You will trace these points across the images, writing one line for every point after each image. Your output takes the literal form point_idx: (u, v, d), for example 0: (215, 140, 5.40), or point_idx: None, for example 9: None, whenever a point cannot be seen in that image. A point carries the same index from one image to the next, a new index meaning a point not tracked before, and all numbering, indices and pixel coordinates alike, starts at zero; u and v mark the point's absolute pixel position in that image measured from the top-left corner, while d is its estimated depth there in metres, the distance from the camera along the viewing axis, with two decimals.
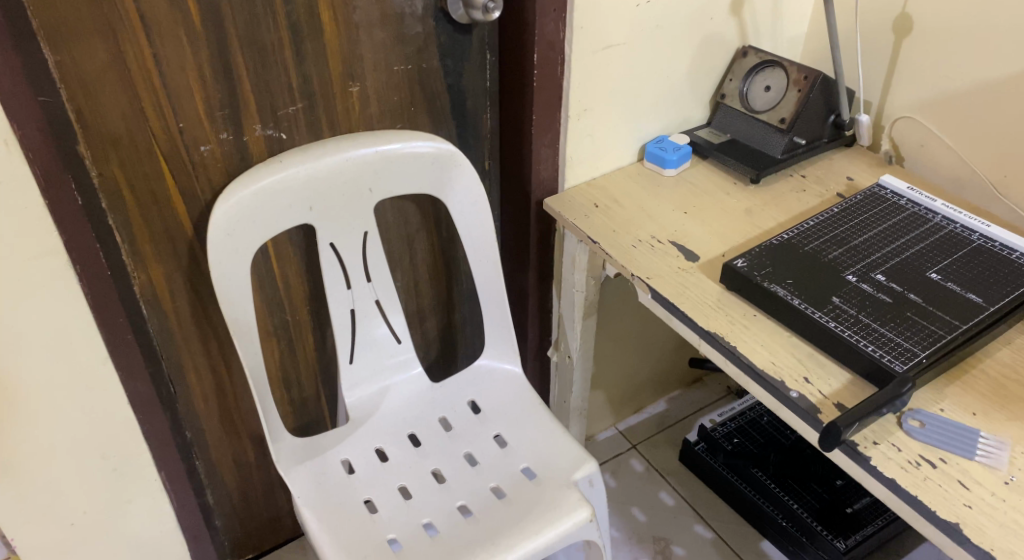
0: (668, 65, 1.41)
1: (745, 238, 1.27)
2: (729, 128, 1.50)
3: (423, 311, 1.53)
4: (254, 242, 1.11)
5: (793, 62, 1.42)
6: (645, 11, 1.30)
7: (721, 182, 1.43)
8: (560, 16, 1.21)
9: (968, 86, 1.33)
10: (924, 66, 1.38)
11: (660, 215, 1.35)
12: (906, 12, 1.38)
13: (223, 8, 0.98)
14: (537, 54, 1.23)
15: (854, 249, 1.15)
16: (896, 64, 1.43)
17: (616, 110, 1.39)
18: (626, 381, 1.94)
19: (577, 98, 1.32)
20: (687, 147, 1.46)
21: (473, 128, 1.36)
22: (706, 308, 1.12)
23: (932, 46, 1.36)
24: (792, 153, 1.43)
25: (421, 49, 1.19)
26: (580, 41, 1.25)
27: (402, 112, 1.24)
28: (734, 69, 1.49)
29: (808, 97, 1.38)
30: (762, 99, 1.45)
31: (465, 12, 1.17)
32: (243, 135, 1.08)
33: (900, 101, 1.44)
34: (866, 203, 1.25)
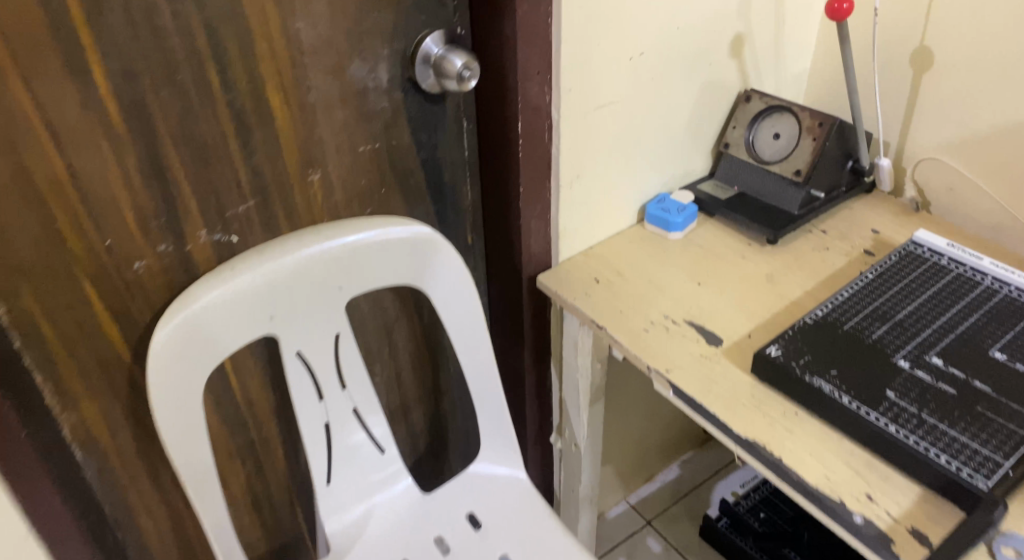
0: (666, 119, 1.27)
1: (770, 313, 1.13)
2: (737, 180, 1.36)
3: (409, 405, 1.36)
4: (206, 365, 0.94)
5: (803, 107, 1.29)
6: (640, 65, 1.15)
7: (735, 244, 1.28)
8: (546, 79, 1.06)
9: (1002, 127, 1.20)
10: (948, 105, 1.26)
11: (671, 287, 1.19)
12: (924, 45, 1.26)
13: (150, 104, 0.82)
14: (522, 123, 1.08)
15: (900, 325, 1.00)
16: (917, 102, 1.30)
17: (612, 171, 1.25)
18: (635, 452, 1.77)
19: (568, 164, 1.17)
20: (692, 206, 1.32)
21: (453, 202, 1.21)
22: (740, 407, 0.97)
23: (957, 83, 1.23)
24: (809, 207, 1.29)
25: (388, 124, 1.04)
26: (569, 105, 1.10)
27: (372, 194, 1.08)
28: (738, 116, 1.35)
29: (824, 146, 1.25)
30: (771, 147, 1.31)
31: (437, 81, 1.02)
32: (186, 244, 0.91)
33: (922, 142, 1.31)
34: (903, 266, 1.11)
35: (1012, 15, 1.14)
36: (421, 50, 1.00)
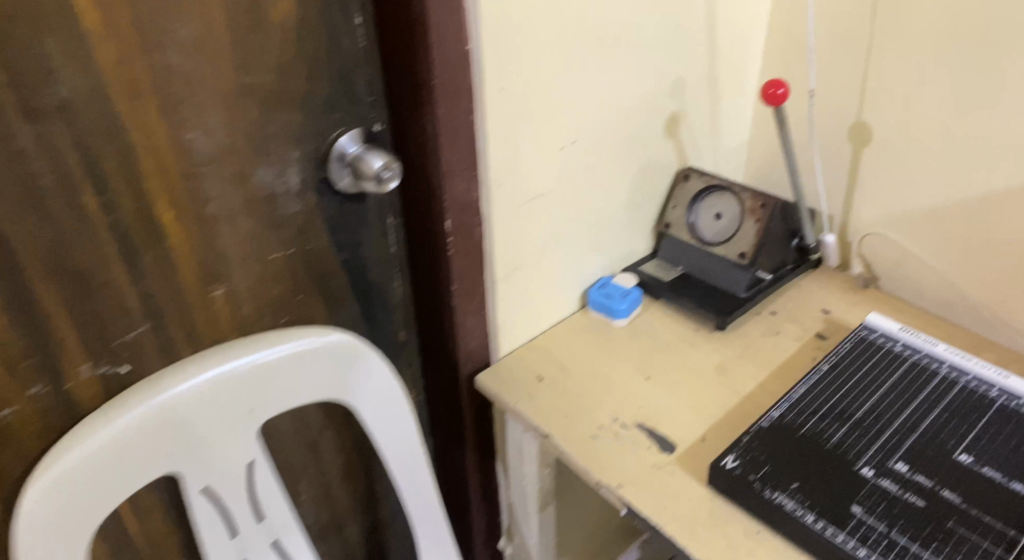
0: (604, 203, 1.21)
1: (724, 410, 1.06)
2: (681, 260, 1.30)
3: (342, 519, 1.24)
4: (92, 519, 0.82)
5: (744, 186, 1.25)
6: (573, 153, 1.09)
7: (684, 330, 1.22)
8: (473, 174, 0.98)
9: (944, 204, 1.18)
10: (889, 180, 1.24)
11: (619, 384, 1.12)
12: (861, 121, 1.24)
13: (13, 234, 0.72)
14: (450, 220, 0.99)
15: (860, 425, 0.95)
16: (858, 178, 1.27)
17: (550, 260, 1.17)
18: (591, 540, 1.68)
19: (503, 258, 1.09)
20: (636, 291, 1.24)
21: (382, 302, 1.09)
22: (698, 527, 0.89)
23: (897, 160, 1.21)
24: (757, 289, 1.24)
25: (303, 229, 0.93)
26: (500, 199, 1.03)
27: (286, 304, 0.96)
28: (677, 196, 1.30)
29: (768, 227, 1.21)
30: (713, 228, 1.27)
31: (354, 181, 0.93)
32: (64, 381, 0.81)
33: (866, 217, 1.29)
34: (857, 354, 1.07)
35: (947, 93, 1.12)
36: (336, 148, 0.91)
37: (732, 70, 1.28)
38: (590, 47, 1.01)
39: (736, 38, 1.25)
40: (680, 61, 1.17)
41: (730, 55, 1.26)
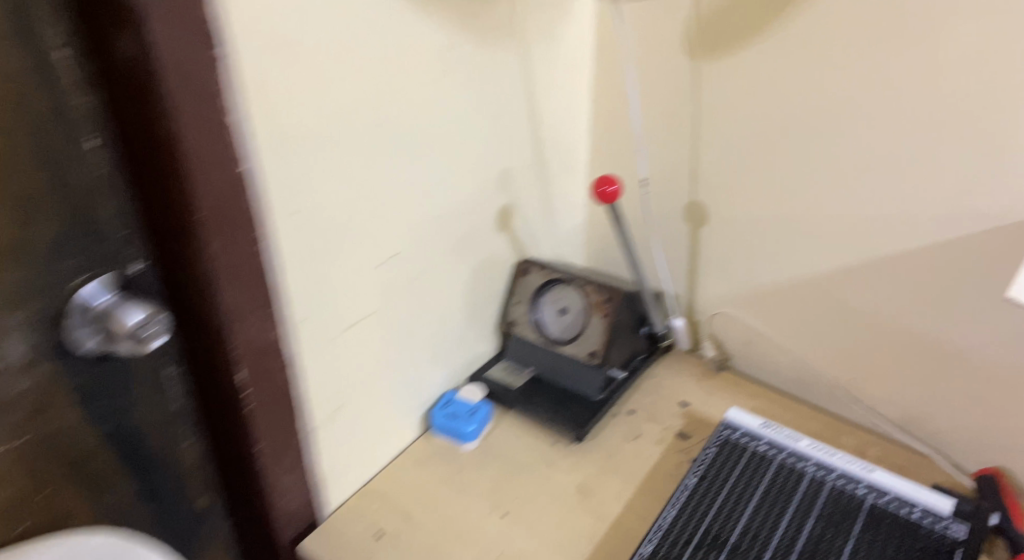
0: (438, 312, 1.04)
1: (590, 544, 0.94)
2: (531, 360, 1.15)
3: None
4: None
5: (587, 277, 1.14)
6: (395, 267, 0.93)
7: (540, 446, 1.09)
8: (268, 312, 0.79)
9: (784, 280, 1.18)
10: (728, 260, 1.22)
11: (472, 527, 0.96)
12: (695, 200, 1.21)
13: None
14: (246, 369, 0.79)
15: (737, 553, 0.89)
16: (699, 259, 1.25)
17: (380, 389, 0.99)
18: None
19: (320, 399, 0.89)
20: (484, 407, 1.10)
21: (166, 471, 0.84)
22: None
23: (733, 240, 1.20)
24: (611, 388, 1.13)
25: (37, 409, 0.72)
26: (309, 334, 0.84)
27: (23, 507, 0.74)
28: (519, 291, 1.16)
29: (616, 322, 1.10)
30: (558, 325, 1.14)
31: (101, 341, 0.72)
32: None
33: (711, 295, 1.27)
34: (724, 460, 1.01)
35: (774, 173, 1.12)
36: (76, 299, 0.71)
37: (560, 152, 1.18)
38: (399, 149, 0.87)
39: (563, 119, 1.16)
40: (505, 151, 1.06)
41: (557, 137, 1.16)
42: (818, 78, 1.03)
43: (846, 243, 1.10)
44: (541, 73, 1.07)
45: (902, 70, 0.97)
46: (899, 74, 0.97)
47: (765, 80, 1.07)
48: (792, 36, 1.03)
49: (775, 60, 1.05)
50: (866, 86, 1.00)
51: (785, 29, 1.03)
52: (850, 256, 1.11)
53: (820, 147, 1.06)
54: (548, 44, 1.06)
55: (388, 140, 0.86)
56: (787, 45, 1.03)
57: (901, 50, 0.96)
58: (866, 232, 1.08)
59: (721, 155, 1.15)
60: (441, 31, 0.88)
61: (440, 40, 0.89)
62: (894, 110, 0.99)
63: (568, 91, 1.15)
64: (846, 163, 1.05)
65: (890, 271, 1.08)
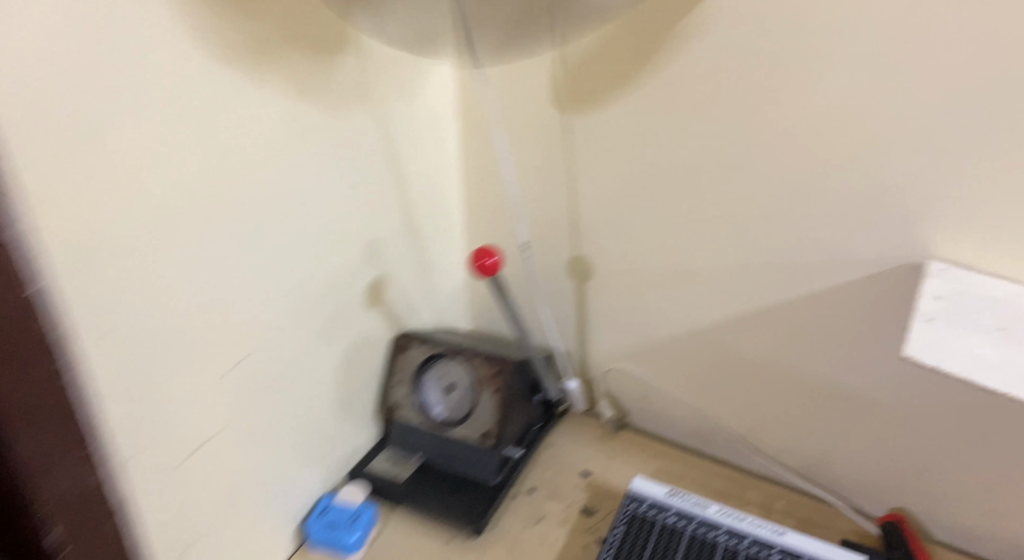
0: (307, 410, 0.92)
1: None
2: (419, 446, 1.04)
3: None
4: None
5: (474, 349, 1.04)
6: (248, 372, 0.82)
7: (434, 543, 0.98)
8: (83, 454, 0.65)
9: (676, 332, 1.13)
10: (618, 314, 1.17)
11: None
12: (579, 254, 1.15)
13: None
14: (62, 526, 0.64)
15: None
16: (588, 314, 1.19)
17: (243, 509, 0.86)
18: None
19: (166, 539, 0.76)
20: (366, 511, 0.98)
21: None
22: None
23: (621, 294, 1.15)
24: (508, 469, 1.03)
25: None
26: (143, 469, 0.72)
27: None
28: (399, 370, 1.04)
29: (510, 397, 1.01)
30: (446, 404, 1.03)
31: None
32: None
33: (604, 351, 1.21)
34: (634, 541, 0.93)
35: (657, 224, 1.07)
36: None
37: (433, 214, 1.09)
38: (236, 238, 0.77)
39: (432, 182, 1.07)
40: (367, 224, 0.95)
41: (428, 198, 1.07)
42: (688, 132, 0.99)
43: (733, 296, 1.06)
44: (401, 137, 0.98)
45: (773, 122, 0.94)
46: (771, 125, 0.94)
47: (637, 135, 1.02)
48: (658, 90, 0.98)
49: (643, 114, 1.00)
50: (738, 138, 0.96)
51: (651, 83, 0.98)
52: (739, 308, 1.07)
53: (699, 200, 1.03)
54: (405, 106, 0.97)
55: (218, 235, 0.75)
56: (654, 99, 0.99)
57: (770, 102, 0.93)
58: (752, 283, 1.04)
59: (603, 207, 1.10)
60: (275, 105, 0.79)
61: (276, 115, 0.79)
62: (768, 161, 0.96)
63: (433, 152, 1.05)
64: (728, 212, 1.02)
65: (778, 320, 1.05)
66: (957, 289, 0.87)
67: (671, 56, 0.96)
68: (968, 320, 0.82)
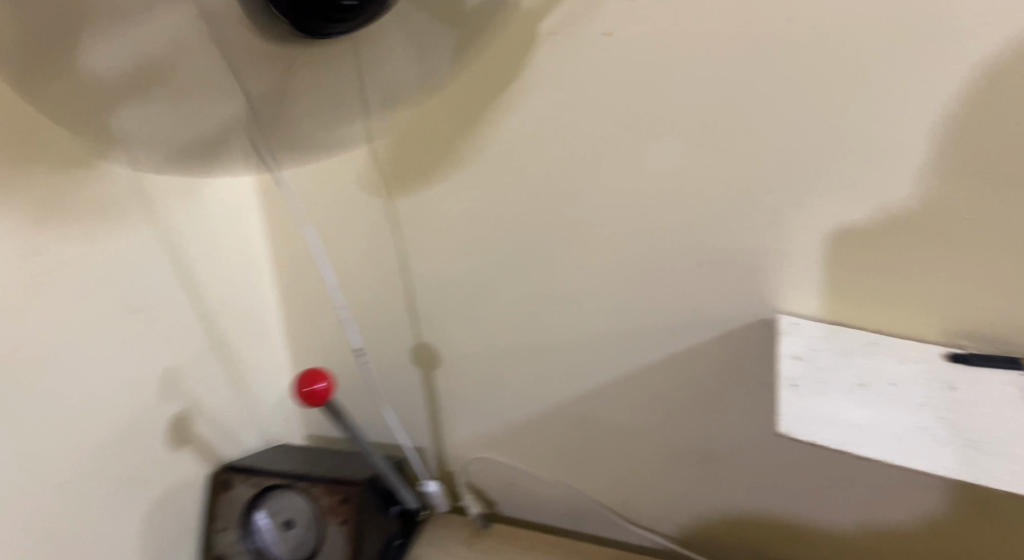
0: None
1: None
2: None
3: None
4: None
5: (314, 474, 0.92)
6: None
7: None
8: None
9: (533, 413, 1.05)
10: (471, 400, 1.07)
11: None
12: (421, 341, 1.06)
13: None
14: None
15: None
16: (438, 404, 1.09)
17: None
18: None
19: None
20: None
21: None
22: None
23: (470, 379, 1.06)
24: None
25: None
26: None
27: None
28: (223, 514, 0.94)
29: (360, 526, 0.90)
30: (285, 543, 0.92)
31: None
32: None
33: (460, 441, 1.11)
34: None
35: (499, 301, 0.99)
36: None
37: (237, 326, 1.00)
38: None
39: (233, 295, 0.99)
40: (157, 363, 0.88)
41: (227, 310, 0.98)
42: (520, 204, 0.92)
43: (586, 370, 1.00)
44: (189, 260, 0.91)
45: (604, 187, 0.88)
46: (601, 191, 0.89)
47: (465, 210, 0.95)
48: (483, 162, 0.91)
49: (470, 187, 0.93)
50: (571, 207, 0.91)
51: (475, 156, 0.91)
52: (594, 381, 1.00)
53: (539, 274, 0.96)
54: (187, 228, 0.91)
55: None
56: (480, 172, 0.92)
57: (596, 167, 0.87)
58: (605, 354, 0.98)
59: (438, 289, 1.01)
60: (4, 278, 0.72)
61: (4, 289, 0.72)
62: (604, 228, 0.91)
63: (230, 264, 0.98)
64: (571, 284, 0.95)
65: (636, 390, 0.99)
66: (812, 348, 0.84)
67: (491, 127, 0.89)
68: (832, 382, 0.80)
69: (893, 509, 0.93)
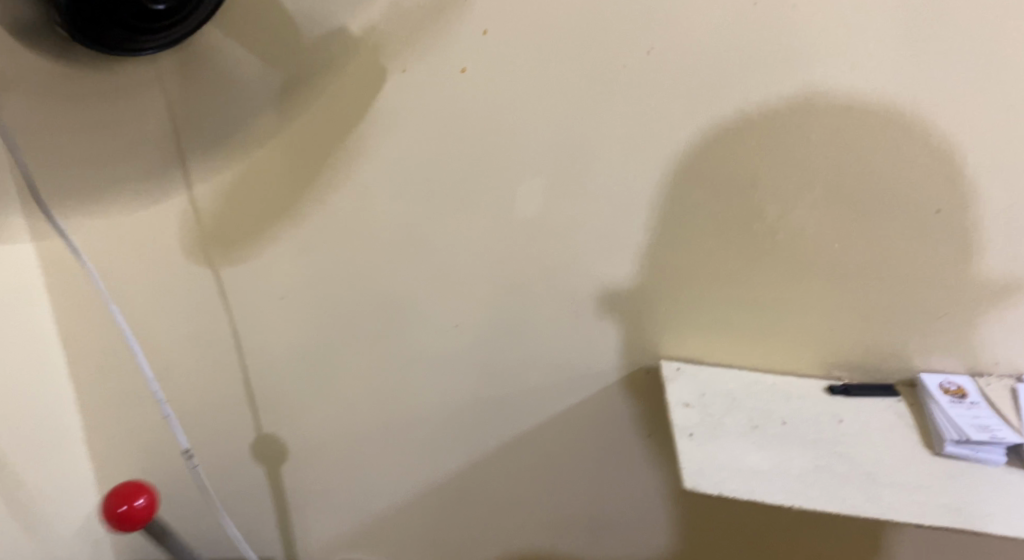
0: None
1: None
2: None
3: None
4: None
5: None
6: None
7: None
8: None
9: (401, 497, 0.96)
10: (328, 490, 0.95)
11: None
12: (264, 432, 0.92)
13: None
14: None
15: None
16: (288, 499, 0.96)
17: None
18: None
19: None
20: None
21: None
22: None
23: (326, 468, 0.94)
24: None
25: None
26: None
27: None
28: None
29: None
30: None
31: None
32: None
33: (317, 535, 0.98)
34: None
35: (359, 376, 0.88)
36: None
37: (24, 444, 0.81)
38: None
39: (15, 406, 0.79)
40: None
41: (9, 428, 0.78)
42: (374, 265, 0.82)
43: (458, 447, 0.91)
44: None
45: (468, 241, 0.80)
46: (468, 243, 0.80)
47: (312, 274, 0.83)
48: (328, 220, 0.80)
49: (316, 247, 0.81)
50: (433, 265, 0.82)
51: (319, 213, 0.80)
52: (468, 453, 0.92)
53: (401, 341, 0.86)
54: None
55: None
56: (327, 230, 0.80)
57: (459, 218, 0.79)
58: (479, 423, 0.90)
59: (283, 369, 0.88)
60: None
61: None
62: (472, 286, 0.82)
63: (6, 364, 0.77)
64: (439, 350, 0.86)
65: (516, 457, 0.92)
66: (699, 393, 0.79)
67: (336, 180, 0.78)
68: (725, 426, 0.75)
69: (766, 539, 0.96)
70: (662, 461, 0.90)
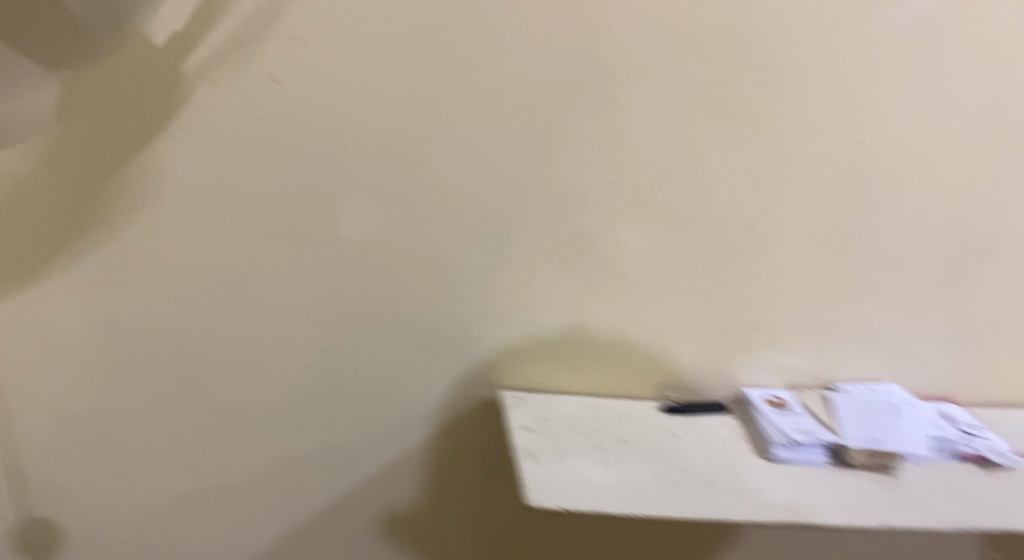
0: None
1: None
2: None
3: None
4: None
5: None
6: None
7: None
8: None
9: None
10: None
11: None
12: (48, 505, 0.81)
13: None
14: None
15: None
16: None
17: None
18: None
19: None
20: None
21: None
22: None
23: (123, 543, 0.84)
24: None
25: None
26: None
27: None
28: None
29: None
30: None
31: None
32: None
33: None
34: None
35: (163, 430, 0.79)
36: None
37: None
38: None
39: None
40: None
41: None
42: (180, 301, 0.75)
43: (282, 504, 0.84)
44: None
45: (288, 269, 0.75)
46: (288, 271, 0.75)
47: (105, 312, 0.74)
48: (123, 248, 0.72)
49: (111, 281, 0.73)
50: (250, 297, 0.75)
51: (112, 241, 0.72)
52: (295, 509, 0.84)
53: (213, 388, 0.78)
54: None
55: None
56: (123, 261, 0.72)
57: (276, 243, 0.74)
58: (309, 473, 0.83)
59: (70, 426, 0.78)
60: None
61: None
62: (294, 319, 0.77)
63: None
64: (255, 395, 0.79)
65: (349, 510, 0.85)
66: (537, 418, 0.77)
67: (131, 204, 0.71)
68: (565, 447, 0.73)
69: None
70: (503, 496, 0.88)
